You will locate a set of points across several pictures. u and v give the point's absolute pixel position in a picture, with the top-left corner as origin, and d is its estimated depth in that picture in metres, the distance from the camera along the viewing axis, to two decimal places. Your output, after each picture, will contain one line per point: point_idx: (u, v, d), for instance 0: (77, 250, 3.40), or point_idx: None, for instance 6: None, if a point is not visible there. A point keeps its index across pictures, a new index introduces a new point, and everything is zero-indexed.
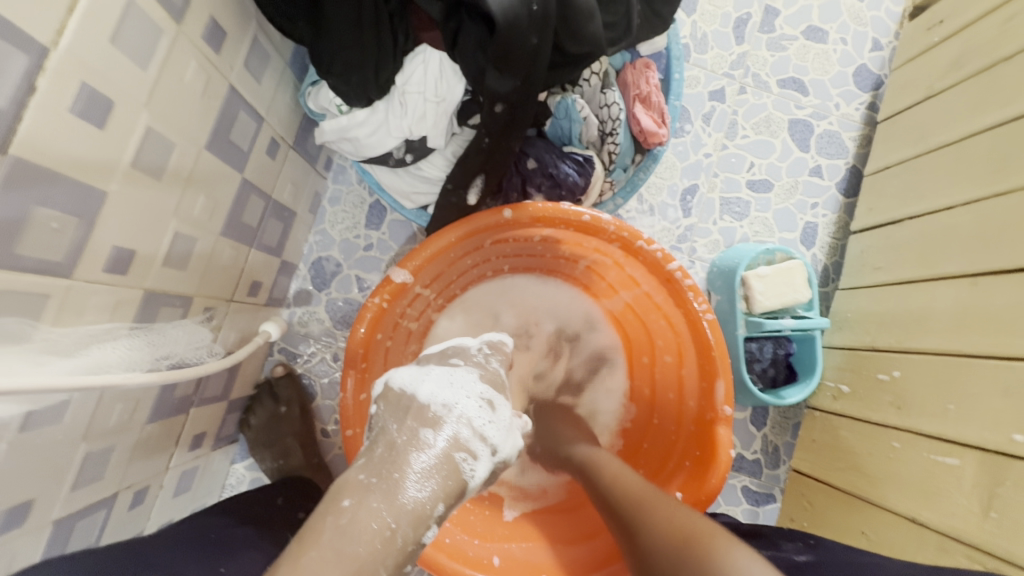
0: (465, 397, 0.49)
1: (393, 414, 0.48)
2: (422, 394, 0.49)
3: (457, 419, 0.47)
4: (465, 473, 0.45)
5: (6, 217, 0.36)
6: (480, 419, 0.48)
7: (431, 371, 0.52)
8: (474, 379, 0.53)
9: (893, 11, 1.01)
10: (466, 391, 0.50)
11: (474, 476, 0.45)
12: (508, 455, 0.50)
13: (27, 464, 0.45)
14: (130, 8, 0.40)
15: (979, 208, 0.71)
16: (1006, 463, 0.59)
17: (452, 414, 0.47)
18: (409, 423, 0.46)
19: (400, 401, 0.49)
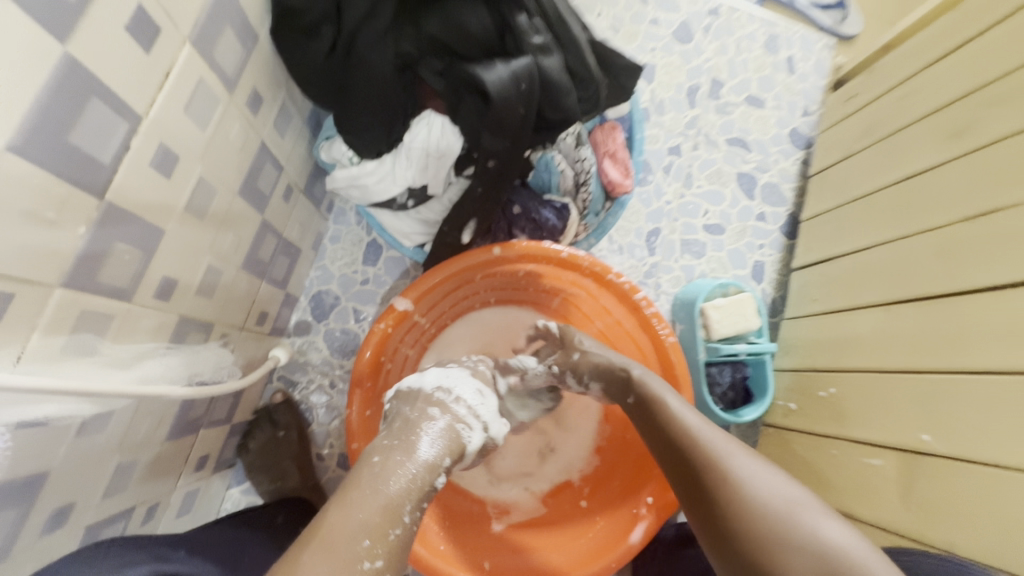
0: (461, 384, 0.59)
1: (405, 401, 0.56)
2: (426, 383, 0.58)
3: (455, 399, 0.56)
4: (463, 435, 0.53)
5: (96, 249, 0.44)
6: (474, 400, 0.57)
7: (429, 371, 0.61)
8: (467, 375, 0.62)
9: (817, 84, 1.20)
10: (462, 381, 0.59)
11: (471, 440, 0.53)
12: (497, 433, 0.58)
13: (76, 470, 0.50)
14: (200, 84, 0.50)
15: (888, 248, 0.85)
16: (917, 458, 0.69)
17: (452, 395, 0.56)
18: (418, 404, 0.54)
19: (409, 393, 0.57)
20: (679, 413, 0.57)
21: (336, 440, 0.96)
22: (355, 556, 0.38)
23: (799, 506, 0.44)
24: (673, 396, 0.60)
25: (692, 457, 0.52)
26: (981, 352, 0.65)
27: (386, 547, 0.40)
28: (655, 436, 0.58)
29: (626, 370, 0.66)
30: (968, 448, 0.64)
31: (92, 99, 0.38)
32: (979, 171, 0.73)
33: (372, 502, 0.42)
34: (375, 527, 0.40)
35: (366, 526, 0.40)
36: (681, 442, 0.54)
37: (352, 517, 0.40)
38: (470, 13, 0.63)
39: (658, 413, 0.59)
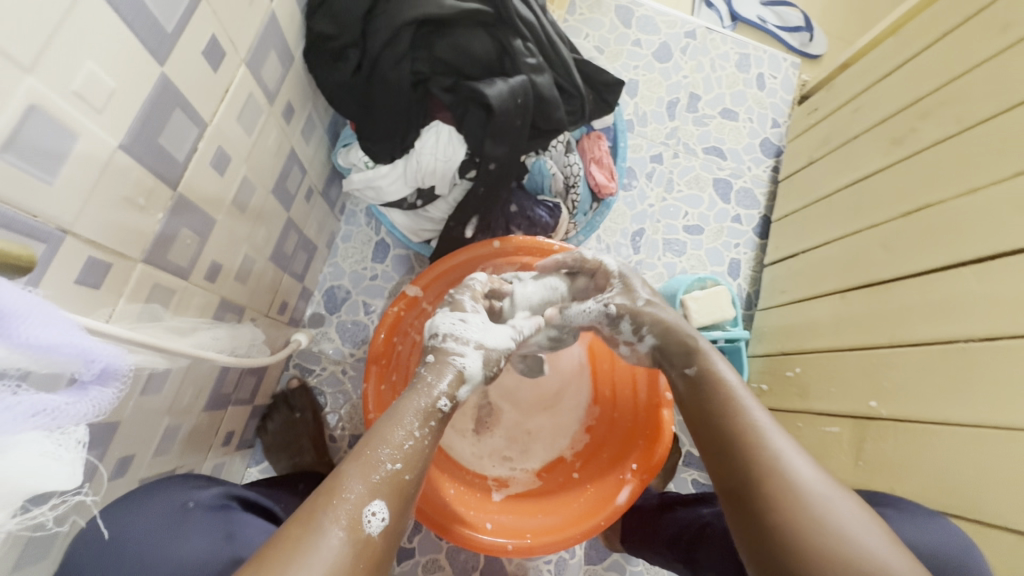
0: (443, 320, 0.66)
1: None
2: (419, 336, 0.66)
3: (440, 337, 0.63)
4: (457, 364, 0.60)
5: (168, 233, 0.53)
6: (455, 328, 0.64)
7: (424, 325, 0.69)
8: (446, 312, 0.67)
9: (785, 98, 1.32)
10: (441, 319, 0.65)
11: (467, 364, 0.61)
12: (491, 343, 0.65)
13: (138, 425, 0.59)
14: (249, 97, 0.59)
15: (843, 242, 0.95)
16: (867, 423, 0.79)
17: (435, 336, 0.64)
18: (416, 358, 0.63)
19: None
20: (743, 400, 0.60)
21: (347, 423, 1.04)
22: (380, 461, 0.49)
23: (850, 509, 0.49)
24: (738, 382, 0.62)
25: (752, 443, 0.55)
26: (918, 328, 0.75)
27: (403, 453, 0.51)
28: (712, 410, 0.60)
29: (688, 340, 0.68)
30: (908, 409, 0.74)
31: (175, 109, 0.48)
32: (916, 173, 0.84)
33: (390, 425, 0.53)
34: (392, 440, 0.51)
35: (388, 441, 0.51)
36: (741, 427, 0.57)
37: (376, 436, 0.51)
38: (475, 39, 0.73)
39: (721, 393, 0.61)
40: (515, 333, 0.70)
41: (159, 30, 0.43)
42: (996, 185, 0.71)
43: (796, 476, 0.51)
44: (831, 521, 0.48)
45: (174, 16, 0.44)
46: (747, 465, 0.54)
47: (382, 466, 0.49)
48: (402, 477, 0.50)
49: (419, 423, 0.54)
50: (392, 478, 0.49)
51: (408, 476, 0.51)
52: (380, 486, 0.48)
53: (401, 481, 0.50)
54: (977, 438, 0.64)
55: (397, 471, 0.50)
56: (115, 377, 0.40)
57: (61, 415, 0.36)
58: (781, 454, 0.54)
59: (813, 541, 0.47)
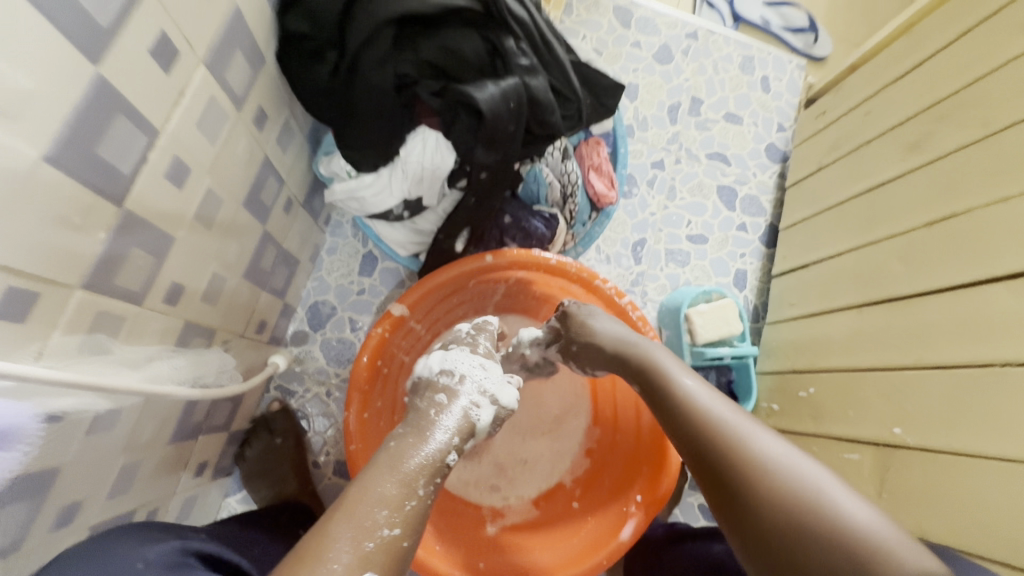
0: (464, 363, 0.61)
1: (415, 394, 0.58)
2: (433, 368, 0.60)
3: (461, 380, 0.58)
4: (469, 414, 0.55)
5: (115, 255, 0.47)
6: (478, 375, 0.60)
7: (433, 355, 0.63)
8: (467, 353, 0.63)
9: (791, 102, 1.27)
10: (462, 359, 0.62)
11: (479, 418, 0.56)
12: (507, 402, 0.61)
13: (86, 467, 0.52)
14: (211, 101, 0.53)
15: (857, 253, 0.89)
16: (891, 450, 0.73)
17: (456, 378, 0.59)
18: (426, 394, 0.57)
19: (418, 386, 0.60)
20: (706, 401, 0.57)
21: (332, 447, 0.98)
22: (375, 522, 0.42)
23: (837, 489, 0.45)
24: (696, 384, 0.60)
25: (693, 419, 0.56)
26: (944, 348, 0.69)
27: (403, 513, 0.44)
28: (678, 424, 0.57)
29: (641, 356, 0.67)
30: (937, 437, 0.68)
31: (116, 114, 0.42)
32: (936, 180, 0.79)
33: (385, 477, 0.46)
34: (390, 498, 0.44)
35: (385, 499, 0.44)
36: (709, 430, 0.54)
37: (371, 491, 0.44)
38: (464, 38, 0.68)
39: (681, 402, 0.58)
40: (514, 384, 0.66)
41: (92, 24, 0.37)
42: None
43: (769, 465, 0.48)
44: (818, 504, 0.44)
45: (110, 8, 0.38)
46: (723, 469, 0.50)
47: (380, 528, 0.42)
48: (400, 543, 0.42)
49: (423, 478, 0.47)
50: (388, 543, 0.42)
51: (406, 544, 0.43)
52: (373, 554, 0.41)
53: (397, 548, 0.42)
54: (1015, 473, 0.58)
55: (394, 536, 0.42)
56: (20, 438, 0.40)
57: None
58: (753, 447, 0.50)
59: (803, 534, 0.43)
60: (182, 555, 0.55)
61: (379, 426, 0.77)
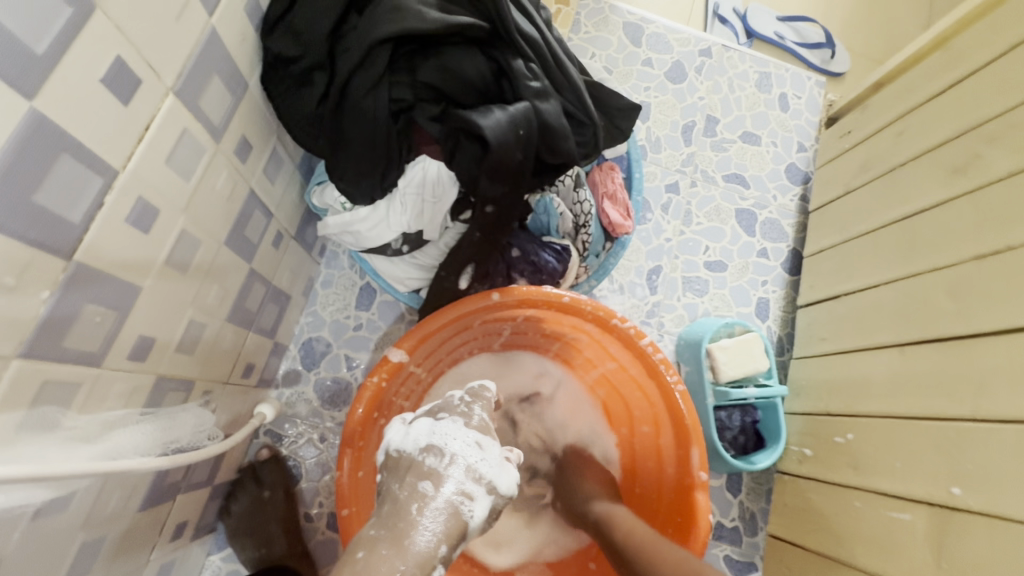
0: (455, 440, 0.54)
1: (395, 476, 0.52)
2: (417, 447, 0.53)
3: (451, 465, 0.51)
4: (460, 510, 0.49)
5: (62, 315, 0.40)
6: (471, 457, 0.53)
7: (418, 425, 0.56)
8: (461, 425, 0.56)
9: (811, 120, 1.21)
10: (455, 434, 0.54)
11: (472, 515, 0.49)
12: (507, 489, 0.53)
13: (31, 556, 0.45)
14: (184, 134, 0.47)
15: (895, 286, 0.82)
16: (949, 513, 0.65)
17: (446, 462, 0.52)
18: (408, 479, 0.51)
19: (399, 464, 0.53)
20: (623, 523, 0.68)
21: (325, 498, 0.89)
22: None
23: None
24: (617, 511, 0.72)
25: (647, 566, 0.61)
26: (1008, 398, 0.62)
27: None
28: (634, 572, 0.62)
29: (586, 497, 0.77)
30: (1002, 501, 0.60)
31: (59, 155, 0.36)
32: (985, 209, 0.72)
33: None
34: None
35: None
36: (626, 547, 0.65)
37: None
38: (466, 59, 0.62)
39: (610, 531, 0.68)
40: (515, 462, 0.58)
41: (22, 50, 0.31)
42: None
43: (671, 568, 0.59)
44: None
45: (47, 32, 0.32)
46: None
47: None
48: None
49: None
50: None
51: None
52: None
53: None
54: None
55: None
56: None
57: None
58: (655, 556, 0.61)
59: None
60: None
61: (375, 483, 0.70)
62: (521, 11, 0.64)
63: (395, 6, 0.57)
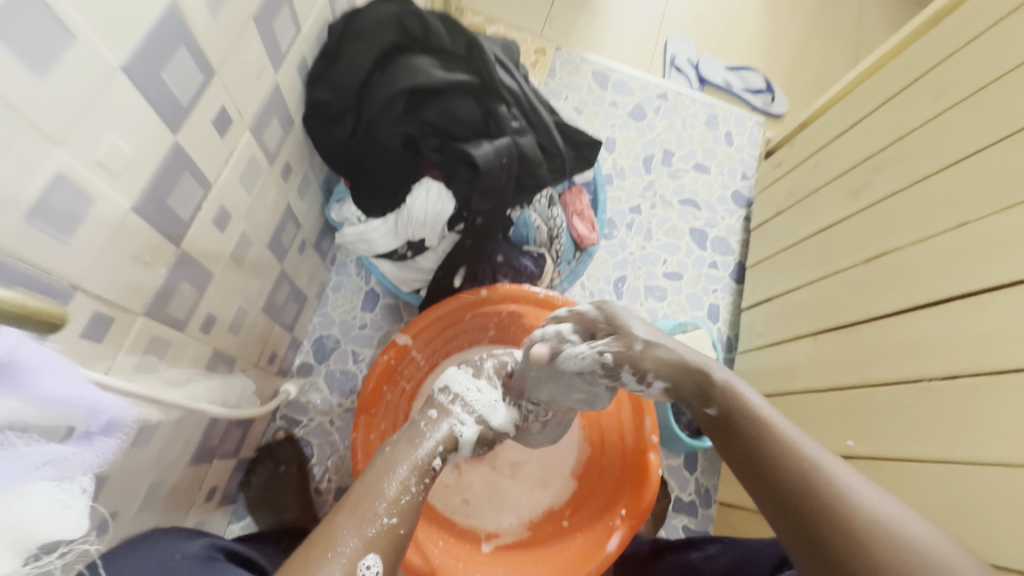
0: (459, 383, 0.69)
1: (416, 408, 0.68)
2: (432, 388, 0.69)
3: (453, 399, 0.67)
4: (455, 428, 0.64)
5: (169, 288, 0.55)
6: (468, 395, 0.68)
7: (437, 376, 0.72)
8: (467, 374, 0.71)
9: (752, 153, 1.41)
10: (460, 380, 0.70)
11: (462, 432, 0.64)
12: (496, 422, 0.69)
13: (124, 478, 0.58)
14: (252, 159, 0.63)
15: (813, 286, 1.01)
16: (847, 463, 0.81)
17: (450, 397, 0.67)
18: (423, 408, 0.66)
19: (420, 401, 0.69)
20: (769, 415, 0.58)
21: (333, 475, 1.03)
22: (377, 513, 0.51)
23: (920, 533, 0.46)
24: (749, 393, 0.61)
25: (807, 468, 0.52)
26: (886, 368, 0.79)
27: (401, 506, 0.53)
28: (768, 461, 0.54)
29: (705, 374, 0.62)
30: (883, 448, 0.76)
31: (183, 172, 0.51)
32: (875, 222, 0.91)
33: (384, 478, 0.55)
34: (387, 495, 0.53)
35: (385, 497, 0.53)
36: (781, 445, 0.54)
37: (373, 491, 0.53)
38: (463, 104, 0.79)
39: (757, 425, 0.57)
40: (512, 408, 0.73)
41: (177, 103, 0.47)
42: (944, 235, 0.78)
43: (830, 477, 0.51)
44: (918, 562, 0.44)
45: (191, 90, 0.48)
46: (799, 492, 0.51)
47: (379, 515, 0.52)
48: (397, 531, 0.52)
49: (413, 481, 0.56)
50: (386, 531, 0.51)
51: (401, 531, 0.52)
52: (374, 539, 0.50)
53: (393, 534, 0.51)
54: (947, 474, 0.67)
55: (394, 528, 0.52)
56: (119, 429, 0.42)
57: (68, 466, 0.37)
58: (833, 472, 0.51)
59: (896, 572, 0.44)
60: (210, 550, 0.65)
61: None
62: (504, 69, 0.83)
63: (409, 67, 0.74)
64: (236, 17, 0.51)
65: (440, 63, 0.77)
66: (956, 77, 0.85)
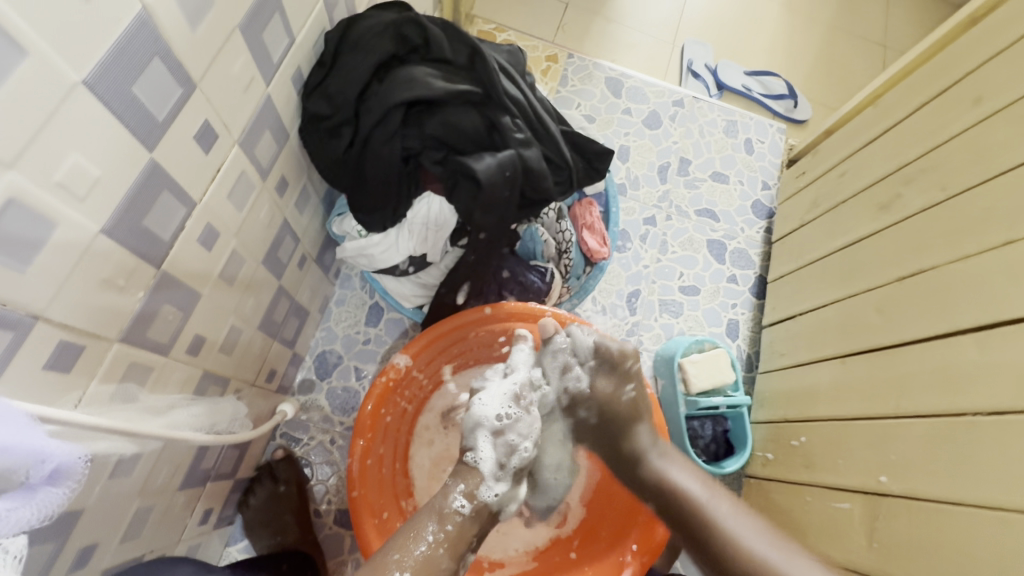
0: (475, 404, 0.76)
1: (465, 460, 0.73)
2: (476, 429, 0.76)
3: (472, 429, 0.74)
4: (471, 461, 0.71)
5: (149, 312, 0.52)
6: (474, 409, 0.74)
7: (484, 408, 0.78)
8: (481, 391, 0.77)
9: (773, 161, 1.35)
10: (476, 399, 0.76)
11: (478, 461, 0.71)
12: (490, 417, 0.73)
13: (104, 510, 0.56)
14: (241, 175, 0.60)
15: (839, 305, 0.94)
16: (881, 500, 0.75)
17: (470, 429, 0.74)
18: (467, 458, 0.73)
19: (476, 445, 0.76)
20: (700, 494, 0.70)
21: (334, 496, 0.99)
22: (421, 539, 0.64)
23: None
24: (677, 468, 0.74)
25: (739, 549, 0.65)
26: (923, 398, 0.73)
27: (442, 533, 0.65)
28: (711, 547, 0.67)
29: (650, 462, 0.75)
30: (921, 486, 0.70)
31: (162, 191, 0.48)
32: (907, 238, 0.85)
33: (406, 537, 0.64)
34: (403, 547, 0.63)
35: (427, 529, 0.65)
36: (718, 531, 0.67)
37: (417, 525, 0.65)
38: (466, 116, 0.75)
39: (695, 513, 0.69)
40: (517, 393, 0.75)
41: (151, 119, 0.44)
42: (985, 253, 0.72)
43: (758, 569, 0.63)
44: None
45: (167, 106, 0.45)
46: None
47: (422, 541, 0.64)
48: None
49: (450, 509, 0.67)
50: (425, 557, 0.63)
51: (442, 559, 0.64)
52: (414, 562, 0.61)
53: (432, 562, 0.63)
54: (998, 521, 0.60)
55: (435, 555, 0.63)
56: (68, 476, 0.43)
57: (6, 523, 0.37)
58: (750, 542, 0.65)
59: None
60: None
61: (381, 472, 0.82)
62: (508, 78, 0.79)
63: (409, 78, 0.71)
64: (220, 25, 0.48)
65: (439, 73, 0.74)
66: (997, 82, 0.78)
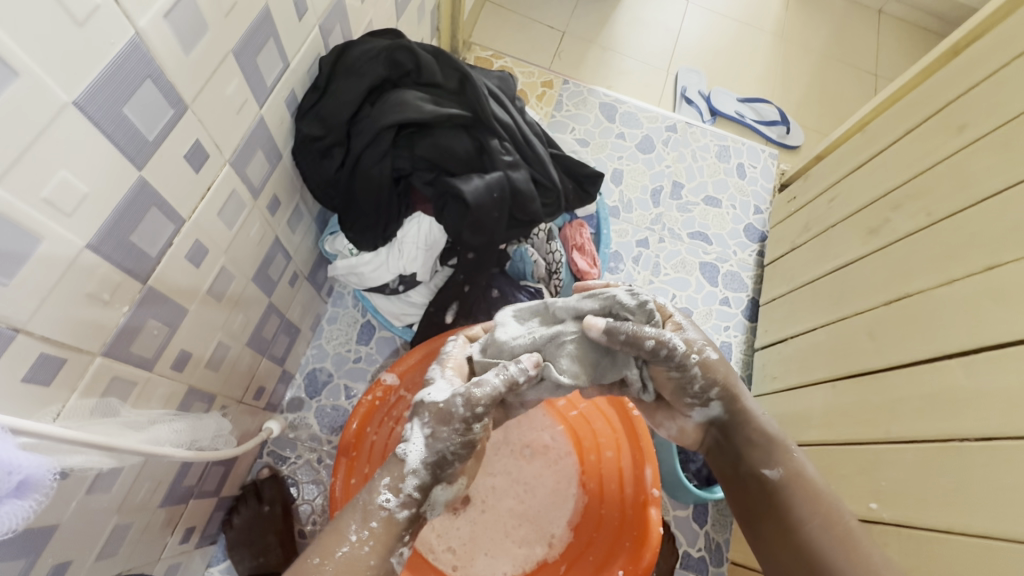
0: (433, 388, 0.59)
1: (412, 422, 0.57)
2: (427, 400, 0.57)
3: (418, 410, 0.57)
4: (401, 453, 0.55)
5: (134, 326, 0.53)
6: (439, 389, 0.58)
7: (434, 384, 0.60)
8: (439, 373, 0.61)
9: (765, 187, 1.37)
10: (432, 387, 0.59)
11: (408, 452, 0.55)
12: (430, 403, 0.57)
13: (80, 527, 0.55)
14: (233, 195, 0.62)
15: (830, 328, 0.94)
16: (871, 528, 0.74)
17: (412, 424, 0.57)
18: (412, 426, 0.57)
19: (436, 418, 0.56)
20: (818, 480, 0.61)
21: (319, 517, 0.98)
22: (343, 539, 0.52)
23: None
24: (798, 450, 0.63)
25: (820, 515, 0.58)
26: (911, 423, 0.73)
27: (369, 529, 0.53)
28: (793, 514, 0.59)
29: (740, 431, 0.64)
30: (910, 514, 0.69)
31: (151, 208, 0.49)
32: (895, 262, 0.86)
33: (334, 537, 0.52)
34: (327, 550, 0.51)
35: (349, 527, 0.53)
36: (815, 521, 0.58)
37: (339, 523, 0.53)
38: (456, 138, 0.77)
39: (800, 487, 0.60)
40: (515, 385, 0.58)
41: (142, 139, 0.46)
42: (973, 277, 0.72)
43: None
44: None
45: (158, 127, 0.47)
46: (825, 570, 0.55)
47: (345, 543, 0.52)
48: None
49: (375, 504, 0.54)
50: (349, 557, 0.51)
51: (370, 559, 0.52)
52: (334, 567, 0.50)
53: (356, 561, 0.51)
54: (990, 552, 0.59)
55: (359, 554, 0.51)
56: (35, 489, 0.44)
57: None
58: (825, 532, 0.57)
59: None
60: None
61: None
62: (498, 103, 0.82)
63: (400, 102, 0.73)
64: (214, 51, 0.50)
65: (431, 98, 0.76)
66: (980, 110, 0.80)
